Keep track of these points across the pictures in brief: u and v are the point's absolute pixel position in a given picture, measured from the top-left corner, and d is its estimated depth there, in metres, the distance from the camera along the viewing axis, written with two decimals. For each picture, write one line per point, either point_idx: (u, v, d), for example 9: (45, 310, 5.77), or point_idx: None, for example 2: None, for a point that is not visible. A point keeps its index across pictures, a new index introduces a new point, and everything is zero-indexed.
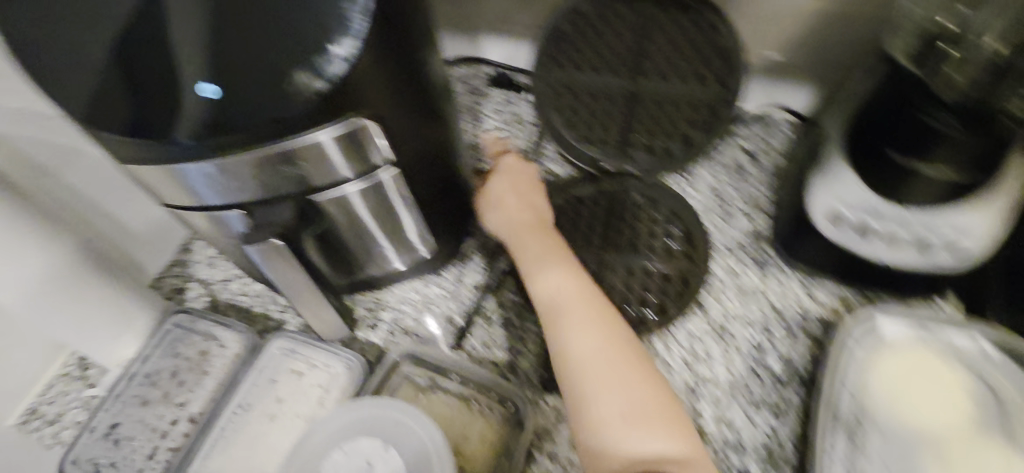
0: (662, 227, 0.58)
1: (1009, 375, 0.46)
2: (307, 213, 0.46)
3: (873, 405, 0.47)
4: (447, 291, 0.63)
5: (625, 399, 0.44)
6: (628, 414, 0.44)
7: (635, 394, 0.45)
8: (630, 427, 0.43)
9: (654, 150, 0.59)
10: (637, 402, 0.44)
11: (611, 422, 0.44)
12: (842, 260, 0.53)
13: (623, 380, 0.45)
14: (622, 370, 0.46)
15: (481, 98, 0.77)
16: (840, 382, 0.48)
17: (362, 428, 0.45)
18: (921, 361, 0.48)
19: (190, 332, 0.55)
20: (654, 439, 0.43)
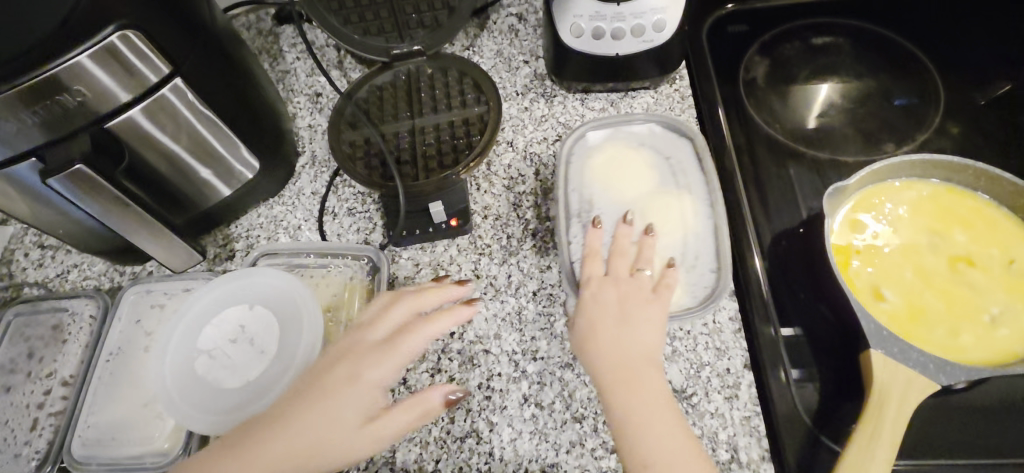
0: (456, 87, 0.66)
1: (672, 141, 0.59)
2: (104, 143, 0.47)
3: (593, 194, 0.57)
4: (290, 205, 0.67)
5: (598, 322, 0.47)
6: (588, 344, 0.46)
7: (610, 306, 0.48)
8: (613, 315, 0.47)
9: (427, 25, 0.68)
10: (626, 303, 0.48)
11: (595, 353, 0.46)
12: (596, 65, 0.65)
13: (612, 277, 0.50)
14: (604, 296, 0.49)
15: (272, 39, 0.80)
16: (564, 184, 0.57)
17: (225, 301, 0.46)
18: (620, 151, 0.59)
19: (35, 314, 0.56)
20: (639, 326, 0.47)
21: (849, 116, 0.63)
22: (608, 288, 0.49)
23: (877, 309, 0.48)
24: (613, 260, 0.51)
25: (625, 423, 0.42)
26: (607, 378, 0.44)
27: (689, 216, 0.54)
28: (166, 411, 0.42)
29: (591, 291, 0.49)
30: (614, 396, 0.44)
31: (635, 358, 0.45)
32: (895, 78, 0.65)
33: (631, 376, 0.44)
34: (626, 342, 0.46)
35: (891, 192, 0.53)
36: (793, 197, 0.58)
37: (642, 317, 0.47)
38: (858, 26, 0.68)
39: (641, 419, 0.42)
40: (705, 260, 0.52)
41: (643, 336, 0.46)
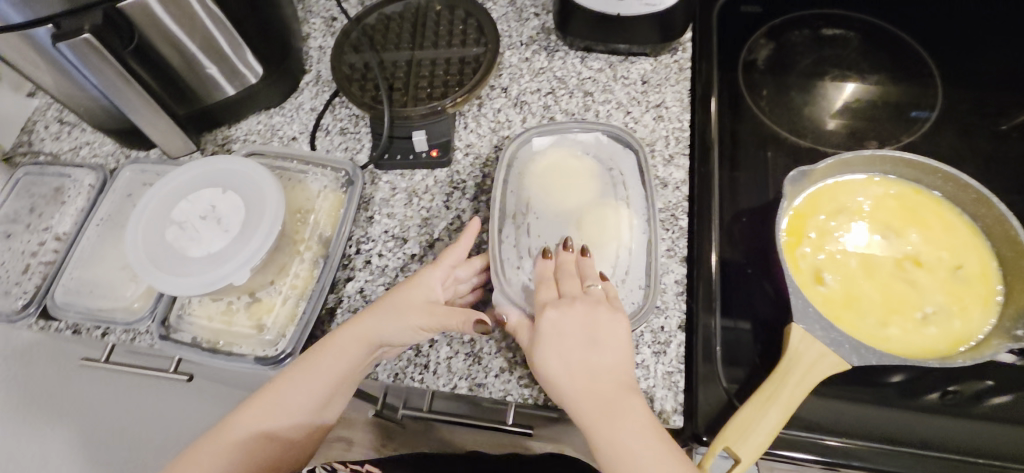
0: (460, 26, 0.68)
1: (615, 152, 0.59)
2: (117, 22, 0.51)
3: (531, 201, 0.56)
4: (289, 118, 0.71)
5: (564, 349, 0.45)
6: (559, 368, 0.45)
7: (569, 333, 0.46)
8: (577, 340, 0.45)
9: None
10: (587, 327, 0.46)
11: (561, 380, 0.44)
12: (599, 23, 0.66)
13: (557, 294, 0.49)
14: (564, 322, 0.46)
15: None
16: (504, 188, 0.57)
17: (204, 180, 0.50)
18: (563, 160, 0.58)
19: (42, 175, 0.62)
20: (601, 355, 0.45)
21: (841, 109, 0.63)
22: (562, 308, 0.47)
23: (815, 291, 0.49)
24: (561, 279, 0.50)
25: (614, 458, 0.41)
26: (587, 402, 0.43)
27: (623, 232, 0.54)
28: (136, 268, 0.46)
29: (552, 317, 0.47)
30: (594, 430, 0.42)
31: (603, 390, 0.44)
32: (897, 79, 0.64)
33: (608, 402, 0.43)
34: (596, 373, 0.44)
35: (857, 185, 0.54)
36: (764, 178, 0.59)
37: (601, 344, 0.45)
38: (872, 23, 0.67)
39: (629, 451, 0.41)
40: (635, 277, 0.53)
41: (606, 367, 0.45)
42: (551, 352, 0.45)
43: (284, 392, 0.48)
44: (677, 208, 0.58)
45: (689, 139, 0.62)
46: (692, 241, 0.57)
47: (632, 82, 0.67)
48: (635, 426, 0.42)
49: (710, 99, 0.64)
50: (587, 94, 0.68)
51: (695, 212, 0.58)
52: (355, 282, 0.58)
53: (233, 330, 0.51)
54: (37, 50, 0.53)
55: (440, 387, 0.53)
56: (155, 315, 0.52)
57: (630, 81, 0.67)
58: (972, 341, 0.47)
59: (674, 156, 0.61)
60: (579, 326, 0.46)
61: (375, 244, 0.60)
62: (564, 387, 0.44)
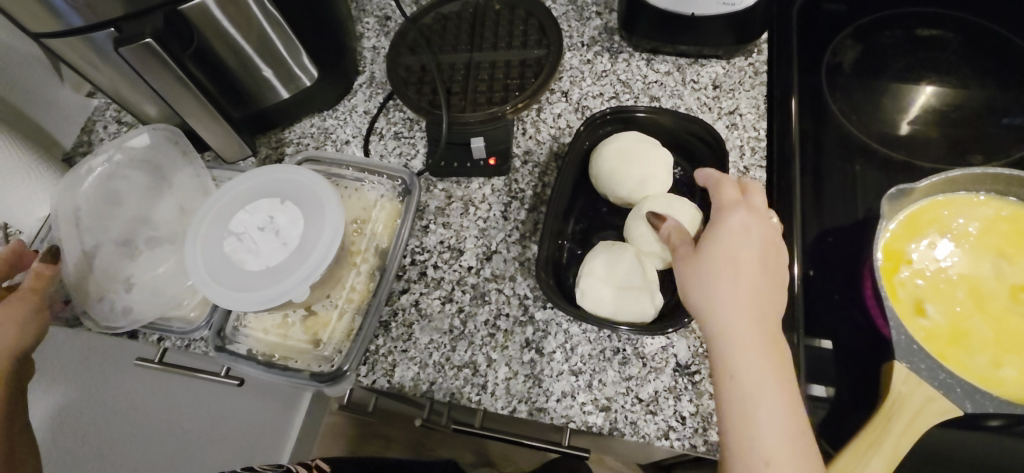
0: (521, 27, 0.65)
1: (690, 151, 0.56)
2: (178, 27, 0.50)
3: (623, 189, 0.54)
4: (343, 121, 0.69)
5: (740, 286, 0.41)
6: (725, 292, 0.41)
7: (743, 273, 0.42)
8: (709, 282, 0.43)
9: None
10: (767, 264, 0.43)
11: (723, 328, 0.40)
12: (669, 24, 0.61)
13: (750, 212, 0.45)
14: (740, 269, 0.42)
15: None
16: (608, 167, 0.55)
17: (262, 190, 0.49)
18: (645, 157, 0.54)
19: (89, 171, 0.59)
20: (757, 308, 0.41)
21: (938, 117, 0.57)
22: (752, 234, 0.43)
23: (916, 325, 0.45)
24: (756, 199, 0.46)
25: (741, 417, 0.38)
26: (744, 335, 0.40)
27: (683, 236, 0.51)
28: (195, 283, 0.45)
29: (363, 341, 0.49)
30: (740, 369, 0.39)
31: (754, 316, 0.41)
32: (1004, 85, 0.58)
33: (772, 348, 0.40)
34: (758, 307, 0.41)
35: (964, 206, 0.48)
36: (852, 195, 0.54)
37: (760, 297, 0.41)
38: (972, 22, 0.61)
39: (770, 421, 0.38)
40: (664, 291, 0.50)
41: (738, 318, 0.40)
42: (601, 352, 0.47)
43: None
44: None
45: (766, 150, 0.58)
46: None
47: (701, 88, 0.63)
48: (781, 405, 0.38)
49: (790, 104, 0.59)
50: (654, 99, 0.64)
51: (773, 229, 0.54)
52: (410, 295, 0.56)
53: (289, 345, 0.50)
54: (100, 54, 0.52)
55: (499, 410, 0.50)
56: (212, 325, 0.51)
57: (700, 86, 0.63)
58: None
59: (749, 168, 0.57)
60: (756, 239, 0.43)
61: (430, 255, 0.58)
62: (733, 320, 0.40)
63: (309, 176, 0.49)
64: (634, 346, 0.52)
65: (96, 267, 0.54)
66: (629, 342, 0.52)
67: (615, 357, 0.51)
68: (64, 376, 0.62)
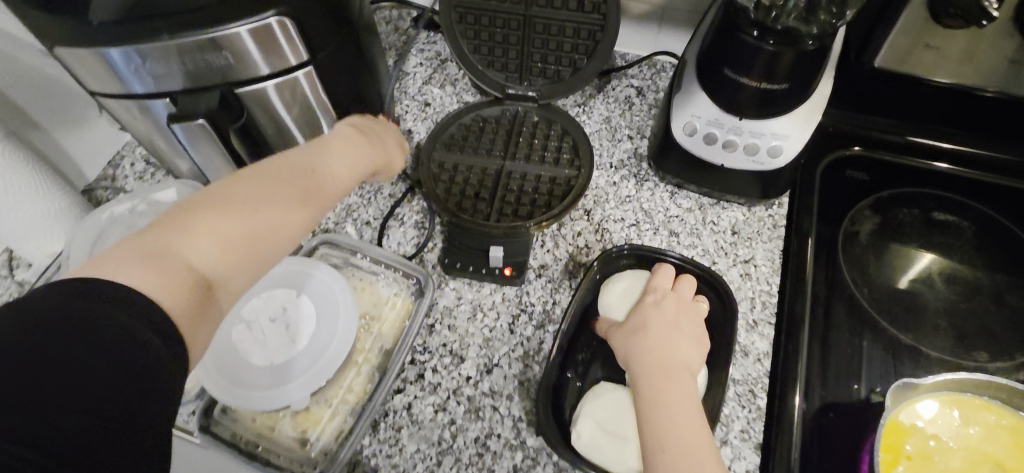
0: (554, 142, 0.68)
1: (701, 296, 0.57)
2: (232, 106, 0.52)
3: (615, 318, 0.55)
4: (366, 199, 0.69)
5: (658, 346, 0.49)
6: (648, 355, 0.49)
7: (662, 340, 0.50)
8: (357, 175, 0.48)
9: (549, 75, 0.68)
10: (689, 338, 0.50)
11: (647, 383, 0.47)
12: (696, 167, 0.64)
13: (686, 294, 0.54)
14: (665, 339, 0.50)
15: (404, 39, 0.85)
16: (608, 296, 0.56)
17: (279, 278, 0.49)
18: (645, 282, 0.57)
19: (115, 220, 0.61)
20: (673, 367, 0.48)
21: (946, 305, 0.58)
22: (678, 309, 0.52)
23: None
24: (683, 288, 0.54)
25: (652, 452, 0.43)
26: (661, 389, 0.46)
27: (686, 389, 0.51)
28: (196, 368, 0.44)
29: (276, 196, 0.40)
30: (661, 415, 0.45)
31: (676, 377, 0.47)
32: (1014, 284, 0.59)
33: (683, 395, 0.46)
34: (660, 368, 0.48)
35: (969, 408, 0.48)
36: (857, 370, 0.54)
37: (677, 364, 0.48)
38: (986, 214, 0.64)
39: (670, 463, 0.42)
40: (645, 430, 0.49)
41: (657, 373, 0.47)
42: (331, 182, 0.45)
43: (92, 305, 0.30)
44: (756, 384, 0.54)
45: (776, 306, 0.59)
46: (770, 427, 0.52)
47: (720, 231, 0.64)
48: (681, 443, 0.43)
49: (805, 265, 0.60)
50: (673, 234, 0.65)
51: (776, 393, 0.54)
52: (404, 396, 0.55)
53: (274, 438, 0.49)
54: (150, 115, 0.54)
55: None
56: (201, 403, 0.50)
57: (719, 229, 0.65)
58: None
59: (758, 322, 0.58)
60: (681, 323, 0.51)
61: (431, 357, 0.57)
62: (658, 373, 0.47)
63: (328, 272, 0.49)
64: None
65: None
66: None
67: None
68: None
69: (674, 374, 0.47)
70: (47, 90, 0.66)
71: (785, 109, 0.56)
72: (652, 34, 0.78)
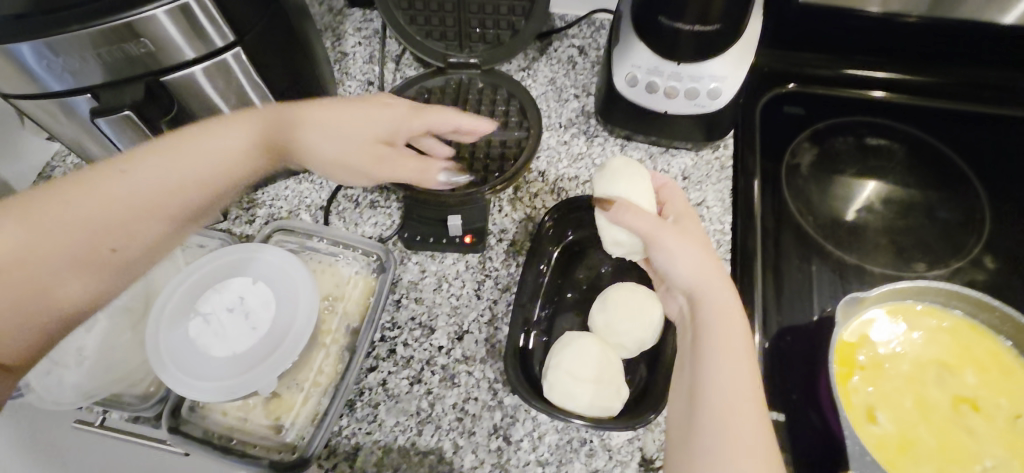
0: (502, 107, 0.68)
1: None
2: (159, 96, 0.50)
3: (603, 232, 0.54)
4: (318, 185, 0.68)
5: (698, 267, 0.47)
6: (705, 281, 0.46)
7: (699, 259, 0.47)
8: (356, 128, 0.53)
9: (488, 40, 0.68)
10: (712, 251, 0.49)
11: (706, 305, 0.45)
12: (642, 117, 0.65)
13: (683, 202, 0.55)
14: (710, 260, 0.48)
15: (339, 19, 0.82)
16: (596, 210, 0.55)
17: (233, 268, 0.48)
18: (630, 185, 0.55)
19: None
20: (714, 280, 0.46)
21: (886, 224, 0.61)
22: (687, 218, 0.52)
23: (866, 432, 0.47)
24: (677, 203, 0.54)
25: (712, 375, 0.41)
26: (720, 312, 0.45)
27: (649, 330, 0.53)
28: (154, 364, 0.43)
29: (224, 123, 0.46)
30: (727, 340, 0.43)
31: (719, 288, 0.46)
32: (946, 196, 0.63)
33: (730, 310, 0.45)
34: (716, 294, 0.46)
35: (911, 316, 0.51)
36: (810, 293, 0.57)
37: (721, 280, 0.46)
38: (916, 134, 0.67)
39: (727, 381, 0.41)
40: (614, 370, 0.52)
41: (716, 295, 0.45)
42: (289, 115, 0.50)
43: (40, 219, 0.40)
44: None
45: (730, 243, 0.61)
46: None
47: (672, 178, 0.66)
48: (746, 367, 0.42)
49: (754, 201, 0.62)
50: None
51: None
52: (377, 373, 0.55)
53: (248, 429, 0.48)
54: (73, 115, 0.52)
55: None
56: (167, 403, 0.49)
57: (670, 176, 0.66)
58: None
59: None
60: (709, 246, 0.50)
61: (401, 332, 0.57)
62: (710, 296, 0.46)
63: (283, 256, 0.48)
64: (601, 438, 0.52)
65: None
66: (596, 433, 0.52)
67: (582, 449, 0.51)
68: None
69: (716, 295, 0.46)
70: None
71: (720, 49, 0.57)
72: None
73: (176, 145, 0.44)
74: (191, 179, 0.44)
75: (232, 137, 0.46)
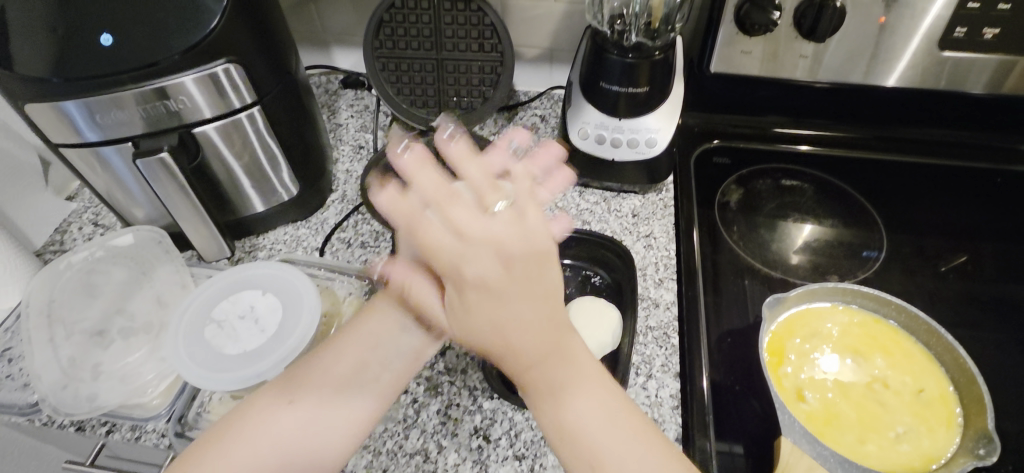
0: None
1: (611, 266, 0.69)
2: (187, 144, 0.60)
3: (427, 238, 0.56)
4: (314, 230, 0.77)
5: (506, 315, 0.44)
6: (502, 329, 0.44)
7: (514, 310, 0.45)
8: (392, 324, 0.53)
9: (463, 107, 0.81)
10: (518, 279, 0.45)
11: (515, 344, 0.44)
12: (595, 165, 0.76)
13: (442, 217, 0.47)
14: (501, 305, 0.44)
15: (334, 97, 0.96)
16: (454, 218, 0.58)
17: (245, 282, 0.58)
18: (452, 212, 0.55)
19: (65, 268, 0.64)
20: (516, 321, 0.44)
21: (804, 246, 0.74)
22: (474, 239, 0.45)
23: (798, 408, 0.54)
24: (462, 213, 0.46)
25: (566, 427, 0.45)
26: (537, 340, 0.45)
27: (606, 332, 0.61)
28: (176, 360, 0.51)
29: (328, 356, 0.51)
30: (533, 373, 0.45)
31: (522, 308, 0.45)
32: (848, 224, 0.77)
33: (538, 326, 0.45)
34: (529, 325, 0.45)
35: (825, 312, 0.61)
36: (745, 306, 0.68)
37: (529, 324, 0.45)
38: (822, 177, 0.82)
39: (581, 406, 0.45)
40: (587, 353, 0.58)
41: (526, 346, 0.45)
42: (370, 330, 0.53)
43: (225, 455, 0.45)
44: (668, 327, 0.64)
45: (676, 265, 0.70)
46: (684, 358, 0.62)
47: (623, 215, 0.76)
48: (587, 381, 0.46)
49: (693, 231, 0.73)
50: (586, 222, 0.76)
51: (685, 331, 0.64)
52: None
53: None
54: (107, 165, 0.61)
55: None
56: (175, 412, 0.56)
57: (623, 214, 0.76)
58: (942, 458, 0.52)
59: (663, 280, 0.68)
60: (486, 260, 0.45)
61: None
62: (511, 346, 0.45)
63: (288, 271, 0.58)
64: None
65: (76, 361, 0.58)
66: None
67: None
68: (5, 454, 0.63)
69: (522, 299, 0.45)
70: None
71: (652, 107, 0.71)
72: (547, 71, 0.93)
73: (252, 414, 0.47)
74: (278, 386, 0.49)
75: (304, 401, 0.48)
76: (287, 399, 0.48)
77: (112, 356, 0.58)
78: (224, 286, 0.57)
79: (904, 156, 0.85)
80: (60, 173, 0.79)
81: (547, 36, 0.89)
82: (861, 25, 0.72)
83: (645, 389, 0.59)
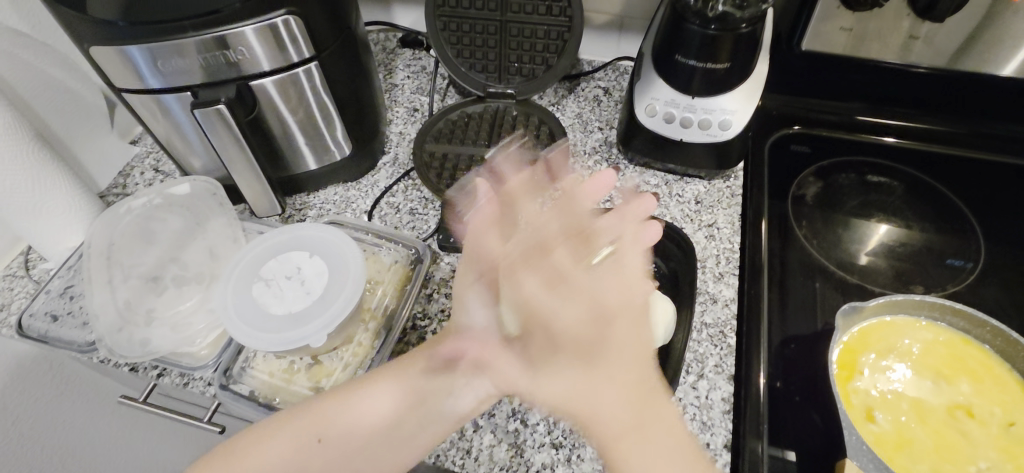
0: (529, 133, 0.75)
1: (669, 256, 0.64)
2: (245, 96, 0.59)
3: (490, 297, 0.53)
4: (364, 193, 0.76)
5: (602, 377, 0.41)
6: (589, 396, 0.41)
7: (599, 373, 0.41)
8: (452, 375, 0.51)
9: (525, 74, 0.77)
10: (604, 336, 0.42)
11: (596, 404, 0.41)
12: (660, 145, 0.71)
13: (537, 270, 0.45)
14: (592, 375, 0.41)
15: (392, 56, 0.93)
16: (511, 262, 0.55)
17: (294, 243, 0.57)
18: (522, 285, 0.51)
19: (126, 213, 0.65)
20: (600, 391, 0.41)
21: (886, 251, 0.67)
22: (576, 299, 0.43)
23: (866, 429, 0.50)
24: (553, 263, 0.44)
25: None
26: (620, 398, 0.41)
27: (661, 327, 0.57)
28: (224, 316, 0.51)
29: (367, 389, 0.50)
30: (621, 441, 0.40)
31: (615, 367, 0.42)
32: (939, 230, 0.69)
33: (627, 379, 0.42)
34: (619, 359, 0.42)
35: (905, 326, 0.55)
36: (813, 310, 0.62)
37: (620, 392, 0.41)
38: (913, 175, 0.74)
39: None
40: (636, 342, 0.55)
41: (613, 415, 0.41)
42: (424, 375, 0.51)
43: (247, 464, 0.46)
44: (726, 326, 0.60)
45: (739, 260, 0.65)
46: (740, 361, 0.58)
47: (685, 201, 0.71)
48: (661, 435, 0.41)
49: (761, 225, 0.68)
50: None
51: (744, 331, 0.59)
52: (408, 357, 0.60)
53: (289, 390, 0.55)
54: (167, 113, 0.60)
55: None
56: (220, 364, 0.56)
57: (685, 200, 0.72)
58: None
59: (724, 274, 0.64)
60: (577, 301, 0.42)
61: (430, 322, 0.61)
62: (596, 413, 0.41)
63: (336, 234, 0.57)
64: None
65: (131, 304, 0.59)
66: None
67: None
68: (66, 382, 0.67)
69: (615, 350, 0.42)
70: (65, 101, 0.72)
71: (730, 86, 0.65)
72: (615, 40, 0.88)
73: (324, 408, 0.48)
74: (314, 416, 0.48)
75: (383, 395, 0.49)
76: (318, 438, 0.47)
77: (163, 304, 0.60)
78: (272, 244, 0.57)
79: (1011, 158, 0.76)
80: (123, 118, 0.80)
81: (618, 1, 0.83)
82: (986, 4, 0.63)
83: (695, 389, 0.56)
